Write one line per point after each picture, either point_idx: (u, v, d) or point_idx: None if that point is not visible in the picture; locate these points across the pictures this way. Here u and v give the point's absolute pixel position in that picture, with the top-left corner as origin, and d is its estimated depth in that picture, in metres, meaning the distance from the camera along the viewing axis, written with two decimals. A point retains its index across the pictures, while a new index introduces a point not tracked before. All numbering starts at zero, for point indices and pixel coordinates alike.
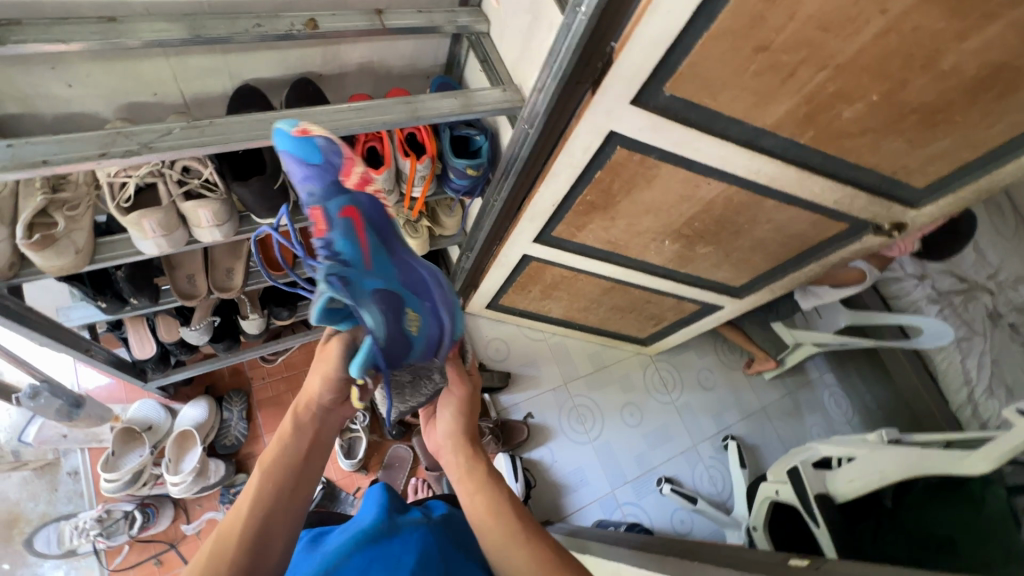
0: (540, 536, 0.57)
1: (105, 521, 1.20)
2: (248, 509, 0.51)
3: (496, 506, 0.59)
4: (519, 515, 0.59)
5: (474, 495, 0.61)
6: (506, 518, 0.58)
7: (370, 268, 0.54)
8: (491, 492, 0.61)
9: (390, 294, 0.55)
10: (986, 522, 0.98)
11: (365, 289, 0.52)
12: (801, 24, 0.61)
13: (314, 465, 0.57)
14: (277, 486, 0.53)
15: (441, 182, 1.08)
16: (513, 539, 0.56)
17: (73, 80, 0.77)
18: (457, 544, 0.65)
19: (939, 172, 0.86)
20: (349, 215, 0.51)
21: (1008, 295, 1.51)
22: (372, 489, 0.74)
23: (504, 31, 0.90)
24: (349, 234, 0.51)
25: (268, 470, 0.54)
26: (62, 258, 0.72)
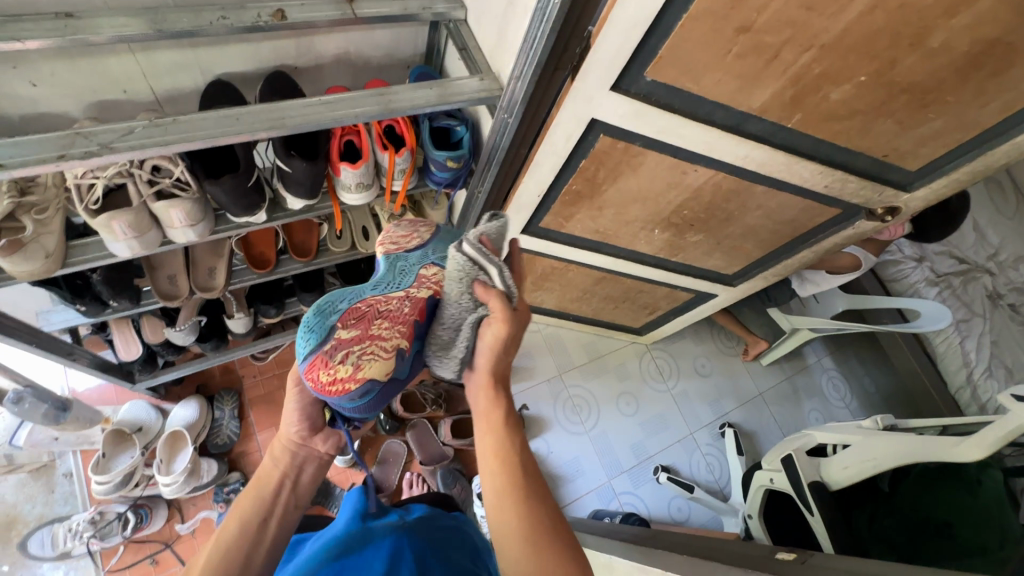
0: (540, 496, 0.54)
1: (98, 522, 1.21)
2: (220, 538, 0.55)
3: (502, 452, 0.56)
4: (523, 467, 0.55)
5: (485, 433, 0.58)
6: (509, 471, 0.55)
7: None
8: (506, 439, 0.57)
9: None
10: (982, 506, 0.98)
11: None
12: (783, 3, 0.59)
13: (279, 505, 0.60)
14: (239, 516, 0.57)
15: (422, 175, 1.03)
16: (508, 495, 0.53)
17: (37, 79, 0.75)
18: (431, 550, 0.64)
19: (932, 154, 0.83)
20: None
21: (1007, 274, 1.51)
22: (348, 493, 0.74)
23: (481, 16, 0.87)
24: None
25: (239, 505, 0.59)
26: (31, 262, 0.71)
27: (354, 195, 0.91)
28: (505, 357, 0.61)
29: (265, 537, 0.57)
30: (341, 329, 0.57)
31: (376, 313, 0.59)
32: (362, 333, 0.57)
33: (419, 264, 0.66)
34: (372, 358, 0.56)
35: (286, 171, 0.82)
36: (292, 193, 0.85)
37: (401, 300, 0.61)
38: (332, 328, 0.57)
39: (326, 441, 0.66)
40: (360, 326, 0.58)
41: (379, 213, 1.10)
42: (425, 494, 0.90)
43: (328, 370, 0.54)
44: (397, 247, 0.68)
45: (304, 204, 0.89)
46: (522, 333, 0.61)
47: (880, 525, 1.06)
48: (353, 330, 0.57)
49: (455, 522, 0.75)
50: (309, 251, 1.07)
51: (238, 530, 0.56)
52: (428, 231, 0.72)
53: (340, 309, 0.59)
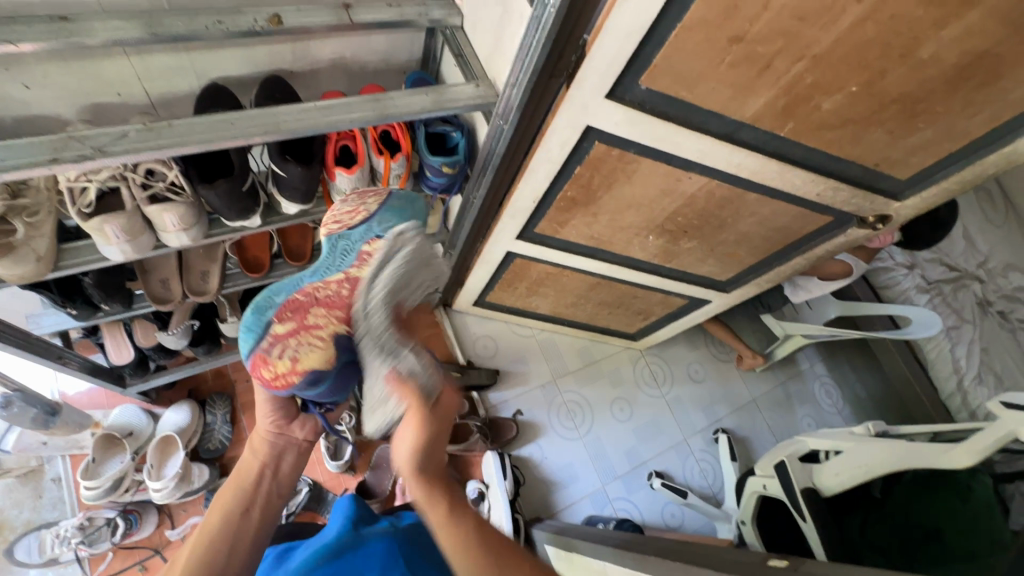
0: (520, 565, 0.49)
1: (86, 528, 1.19)
2: (207, 532, 0.55)
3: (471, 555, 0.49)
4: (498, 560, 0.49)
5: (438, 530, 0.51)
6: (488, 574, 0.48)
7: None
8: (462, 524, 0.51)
9: None
10: (972, 513, 0.98)
11: None
12: (775, 14, 0.60)
13: (261, 492, 0.61)
14: (221, 509, 0.57)
15: (417, 180, 1.03)
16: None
17: (30, 82, 0.75)
18: (424, 559, 0.63)
19: (922, 163, 0.84)
20: None
21: (997, 282, 1.52)
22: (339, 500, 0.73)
23: (477, 23, 0.88)
24: None
25: (221, 500, 0.58)
26: (22, 266, 0.71)
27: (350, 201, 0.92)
28: (432, 451, 0.54)
29: (250, 523, 0.57)
30: (276, 324, 0.59)
31: (312, 301, 0.60)
32: (296, 325, 0.58)
33: (362, 241, 0.66)
34: (308, 350, 0.58)
35: (281, 176, 0.82)
36: (287, 197, 0.85)
37: (337, 286, 0.62)
38: (268, 322, 0.59)
39: (303, 427, 0.69)
40: (297, 317, 0.59)
41: None
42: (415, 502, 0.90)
43: (269, 366, 0.59)
44: (339, 226, 0.68)
45: (299, 208, 0.89)
46: (446, 423, 0.56)
47: (871, 531, 1.07)
48: (289, 322, 0.59)
49: None
50: (303, 256, 1.07)
51: (222, 518, 0.56)
52: (377, 202, 0.73)
53: (277, 302, 0.60)
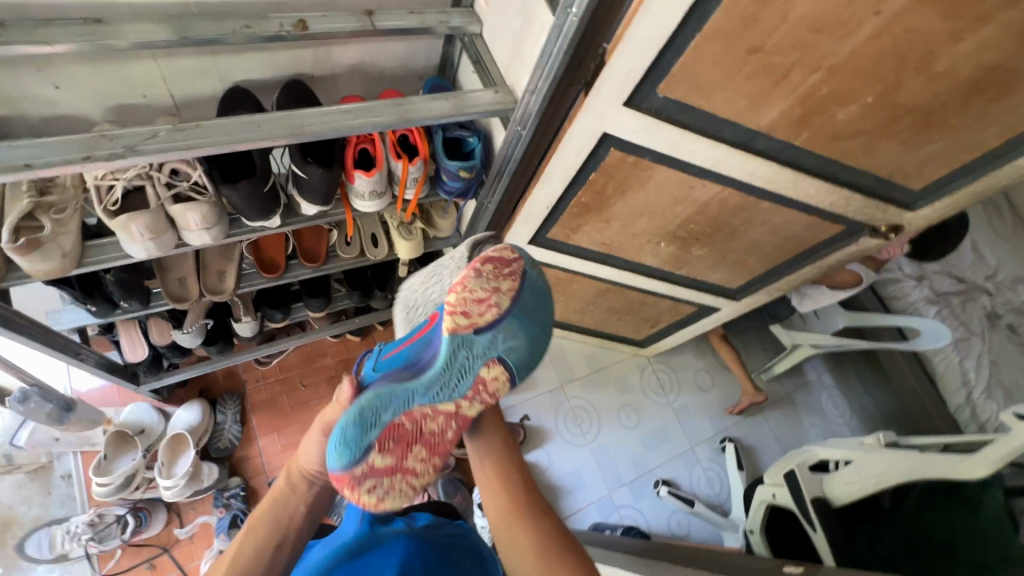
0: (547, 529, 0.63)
1: (97, 525, 1.20)
2: (240, 555, 0.60)
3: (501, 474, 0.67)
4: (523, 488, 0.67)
5: (492, 481, 0.67)
6: (509, 488, 0.66)
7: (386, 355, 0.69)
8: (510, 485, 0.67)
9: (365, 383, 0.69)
10: (984, 526, 0.97)
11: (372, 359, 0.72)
12: (793, 26, 0.61)
13: (293, 530, 0.64)
14: (254, 534, 0.62)
15: (434, 184, 1.04)
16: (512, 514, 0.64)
17: (60, 82, 0.77)
18: (438, 561, 0.64)
19: (934, 174, 0.85)
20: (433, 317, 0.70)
21: (1006, 295, 1.51)
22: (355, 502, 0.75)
23: (496, 32, 0.89)
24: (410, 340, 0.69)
25: (255, 521, 0.63)
26: (48, 262, 0.72)
27: (368, 203, 0.93)
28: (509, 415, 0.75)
29: (278, 560, 0.62)
30: (378, 455, 0.60)
31: (418, 440, 0.63)
32: (395, 465, 0.61)
33: (481, 359, 0.66)
34: (398, 494, 0.62)
35: (302, 178, 0.84)
36: (307, 199, 0.87)
37: (445, 420, 0.64)
38: (371, 445, 0.60)
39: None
40: (397, 452, 0.62)
41: (388, 220, 1.12)
42: (427, 502, 0.90)
43: (355, 493, 0.60)
44: (467, 324, 0.65)
45: (318, 210, 0.90)
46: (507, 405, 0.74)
47: (881, 546, 1.06)
48: (389, 456, 0.61)
49: (462, 529, 0.75)
50: (318, 257, 1.08)
51: (254, 553, 0.60)
52: (508, 297, 0.68)
53: (383, 421, 0.61)
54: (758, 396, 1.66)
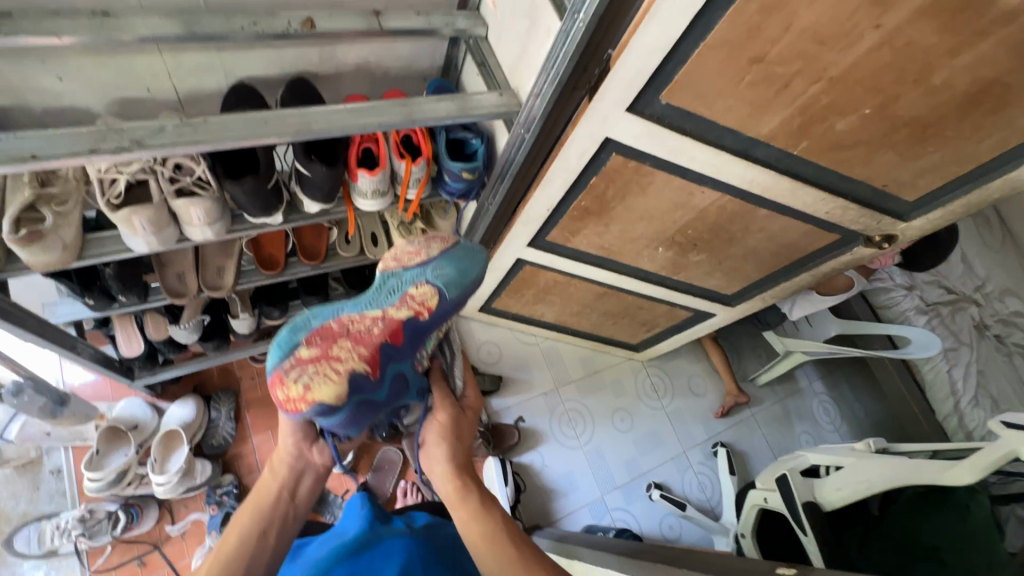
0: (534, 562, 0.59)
1: (87, 521, 1.19)
2: (224, 546, 0.61)
3: (487, 531, 0.61)
4: (512, 538, 0.61)
5: (468, 522, 0.63)
6: (501, 545, 0.60)
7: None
8: (485, 520, 0.62)
9: None
10: (971, 532, 0.97)
11: None
12: (796, 36, 0.62)
13: (277, 517, 0.65)
14: (238, 524, 0.63)
15: (436, 185, 1.05)
16: (510, 570, 0.58)
17: (65, 74, 0.77)
18: (440, 559, 0.64)
19: (928, 186, 0.87)
20: None
21: (994, 306, 1.56)
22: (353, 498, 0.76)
23: (502, 34, 0.90)
24: None
25: (239, 513, 0.64)
26: (50, 254, 0.72)
27: (371, 202, 0.93)
28: (459, 449, 0.70)
29: (265, 547, 0.62)
30: (306, 347, 0.59)
31: (343, 333, 0.60)
32: (320, 354, 0.58)
33: (411, 281, 0.66)
34: (323, 380, 0.57)
35: (305, 175, 0.84)
36: (310, 196, 0.87)
37: (373, 323, 0.62)
38: (297, 343, 0.59)
39: (322, 452, 0.69)
40: (324, 344, 0.59)
41: (389, 221, 1.13)
42: (424, 503, 0.91)
43: (284, 388, 0.57)
44: (396, 259, 0.68)
45: (320, 207, 0.90)
46: (464, 430, 0.73)
47: (869, 548, 1.09)
48: (315, 348, 0.59)
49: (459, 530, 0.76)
50: (318, 255, 1.07)
51: (239, 543, 0.61)
52: (442, 246, 0.69)
53: (313, 324, 0.61)
54: (741, 396, 1.71)
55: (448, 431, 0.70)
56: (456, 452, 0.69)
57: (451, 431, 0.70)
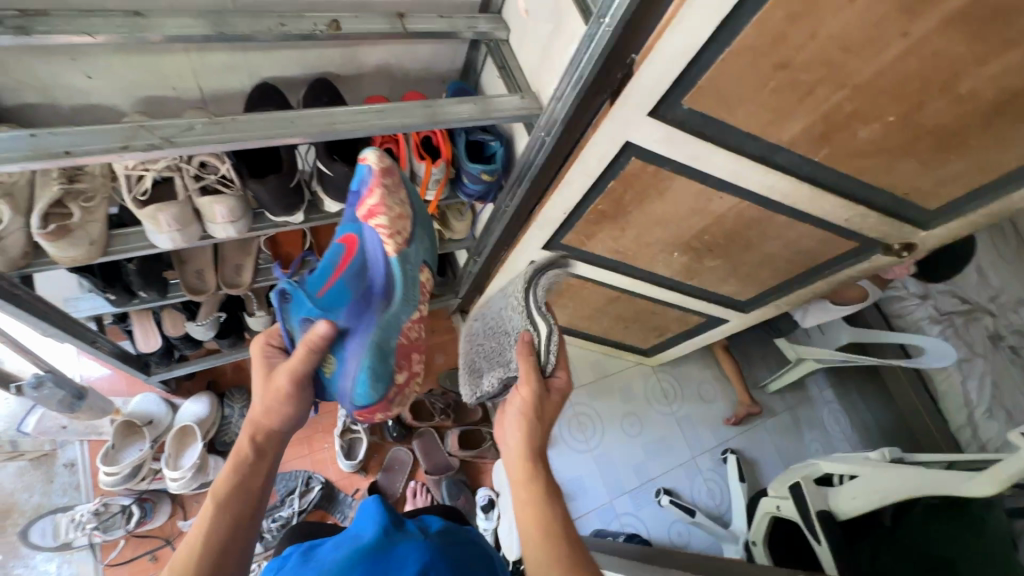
0: (576, 555, 0.55)
1: (102, 513, 1.20)
2: (205, 540, 0.53)
3: (542, 517, 0.58)
4: (567, 536, 0.57)
5: (524, 503, 0.60)
6: (551, 532, 0.56)
7: (323, 293, 0.69)
8: (542, 506, 0.59)
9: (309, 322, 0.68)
10: (985, 546, 0.96)
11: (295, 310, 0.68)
12: (822, 43, 0.62)
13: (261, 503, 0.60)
14: (223, 511, 0.56)
15: (454, 187, 1.06)
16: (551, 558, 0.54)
17: (93, 72, 0.78)
18: (452, 567, 0.63)
19: (950, 195, 0.86)
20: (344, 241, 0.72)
21: (1009, 317, 1.52)
22: (365, 501, 0.76)
23: (524, 38, 0.91)
24: (333, 264, 0.71)
25: (221, 496, 0.57)
26: (77, 248, 0.73)
27: None
28: (538, 429, 0.67)
29: (246, 536, 0.57)
30: (396, 371, 0.73)
31: (412, 349, 0.76)
32: (408, 372, 0.76)
33: (417, 267, 0.74)
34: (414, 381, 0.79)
35: (327, 174, 0.85)
36: (331, 195, 0.88)
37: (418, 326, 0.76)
38: (390, 373, 0.71)
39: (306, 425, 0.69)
40: (406, 366, 0.75)
41: None
42: (434, 507, 0.91)
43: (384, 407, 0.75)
44: (400, 241, 0.70)
45: (340, 208, 0.91)
46: (547, 411, 0.70)
47: (881, 559, 1.07)
48: (403, 370, 0.74)
49: (472, 536, 0.75)
50: None
51: (228, 527, 0.55)
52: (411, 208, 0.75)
53: (391, 346, 0.71)
54: (754, 407, 1.69)
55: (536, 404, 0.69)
56: (536, 432, 0.67)
57: (531, 409, 0.68)
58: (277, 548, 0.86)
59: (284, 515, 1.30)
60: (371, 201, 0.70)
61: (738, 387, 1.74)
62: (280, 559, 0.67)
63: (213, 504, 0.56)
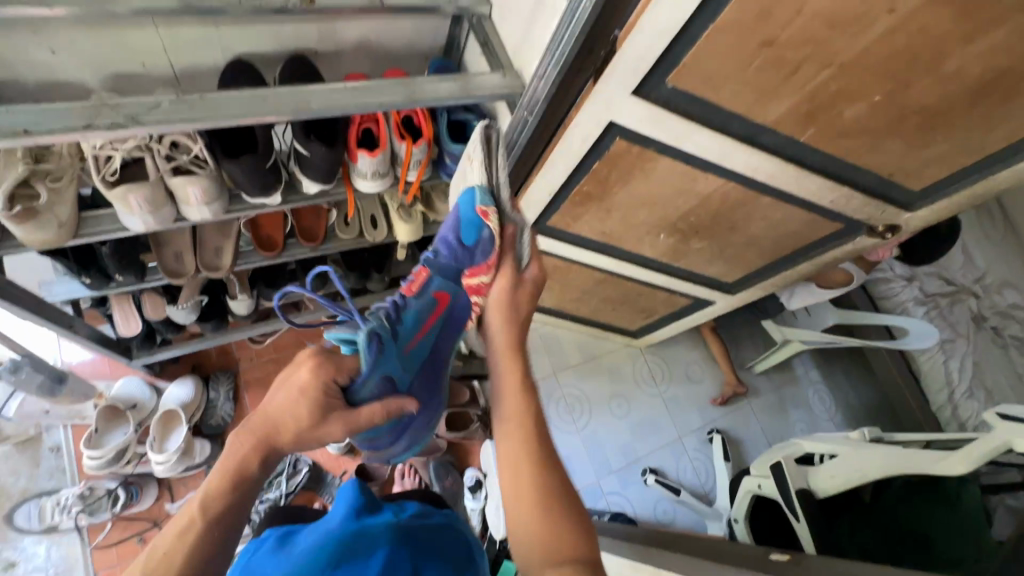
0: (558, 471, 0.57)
1: (87, 498, 1.21)
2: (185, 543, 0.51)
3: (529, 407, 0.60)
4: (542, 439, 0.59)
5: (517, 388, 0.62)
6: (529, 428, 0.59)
7: (407, 348, 0.66)
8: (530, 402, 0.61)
9: (390, 381, 0.63)
10: (962, 520, 0.98)
11: (383, 363, 0.61)
12: (807, 20, 0.61)
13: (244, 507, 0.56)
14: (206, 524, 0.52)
15: (436, 168, 1.04)
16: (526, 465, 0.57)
17: (57, 47, 0.75)
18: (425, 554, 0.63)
19: (936, 176, 0.86)
20: (437, 297, 0.67)
21: (993, 298, 1.55)
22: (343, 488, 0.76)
23: (505, 15, 0.88)
24: (422, 315, 0.66)
25: (208, 508, 0.53)
26: (45, 232, 0.71)
27: (371, 184, 0.93)
28: (517, 325, 0.66)
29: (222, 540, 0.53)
30: None
31: None
32: None
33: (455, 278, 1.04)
34: None
35: (304, 155, 0.83)
36: (309, 176, 0.86)
37: None
38: None
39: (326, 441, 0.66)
40: None
41: (388, 203, 1.10)
42: (412, 492, 0.91)
43: None
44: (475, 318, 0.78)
45: (320, 188, 0.89)
46: (527, 300, 0.68)
47: (860, 535, 1.08)
48: None
49: (447, 520, 0.75)
50: (316, 236, 1.07)
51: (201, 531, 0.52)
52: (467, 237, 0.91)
53: None
54: (740, 387, 1.72)
55: (511, 340, 0.65)
56: (512, 325, 0.66)
57: (506, 303, 0.66)
58: (260, 528, 0.87)
59: (273, 496, 1.33)
60: (482, 271, 0.68)
61: (722, 367, 1.76)
62: (256, 543, 0.67)
63: (193, 514, 0.52)
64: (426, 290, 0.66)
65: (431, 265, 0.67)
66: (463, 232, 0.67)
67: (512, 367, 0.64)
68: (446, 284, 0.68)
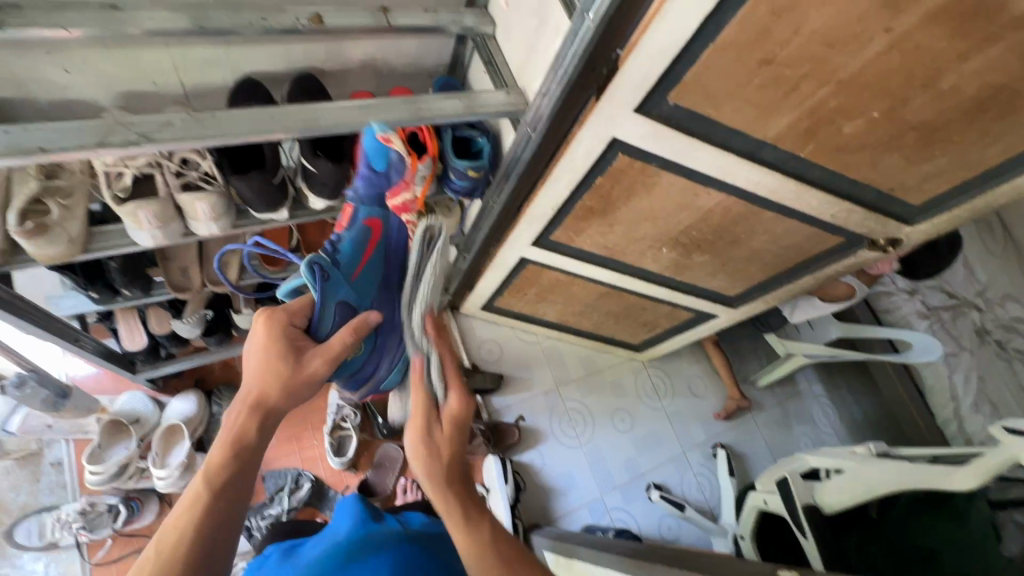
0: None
1: (88, 513, 1.19)
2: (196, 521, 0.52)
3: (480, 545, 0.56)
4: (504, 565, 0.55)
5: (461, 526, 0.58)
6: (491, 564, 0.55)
7: (355, 276, 0.67)
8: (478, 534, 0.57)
9: (346, 304, 0.65)
10: (969, 535, 0.98)
11: (333, 290, 0.62)
12: (806, 39, 0.62)
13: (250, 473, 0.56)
14: (221, 498, 0.54)
15: (440, 183, 1.05)
16: None
17: (71, 67, 0.77)
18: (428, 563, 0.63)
19: (935, 190, 0.86)
20: (370, 222, 0.68)
21: (995, 312, 1.52)
22: (343, 501, 0.75)
23: (510, 33, 0.90)
24: (360, 243, 0.67)
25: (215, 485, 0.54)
26: (54, 247, 0.72)
27: None
28: (452, 450, 0.62)
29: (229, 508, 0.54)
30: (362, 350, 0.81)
31: None
32: None
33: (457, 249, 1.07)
34: None
35: (311, 171, 0.84)
36: (315, 193, 0.87)
37: None
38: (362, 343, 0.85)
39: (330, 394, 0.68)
40: None
41: None
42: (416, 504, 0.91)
43: None
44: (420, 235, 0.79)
45: (326, 205, 0.91)
46: (453, 423, 0.64)
47: (867, 550, 1.08)
48: None
49: None
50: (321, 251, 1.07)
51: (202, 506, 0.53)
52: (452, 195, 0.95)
53: None
54: (744, 401, 1.70)
55: (441, 482, 0.59)
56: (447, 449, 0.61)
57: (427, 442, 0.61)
58: (263, 544, 0.86)
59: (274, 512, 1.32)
60: (401, 189, 0.71)
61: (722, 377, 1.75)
62: (261, 558, 0.67)
63: (200, 490, 0.53)
64: (356, 221, 0.67)
65: (354, 199, 0.68)
66: (373, 163, 0.69)
67: (454, 513, 0.58)
68: (374, 211, 0.69)
